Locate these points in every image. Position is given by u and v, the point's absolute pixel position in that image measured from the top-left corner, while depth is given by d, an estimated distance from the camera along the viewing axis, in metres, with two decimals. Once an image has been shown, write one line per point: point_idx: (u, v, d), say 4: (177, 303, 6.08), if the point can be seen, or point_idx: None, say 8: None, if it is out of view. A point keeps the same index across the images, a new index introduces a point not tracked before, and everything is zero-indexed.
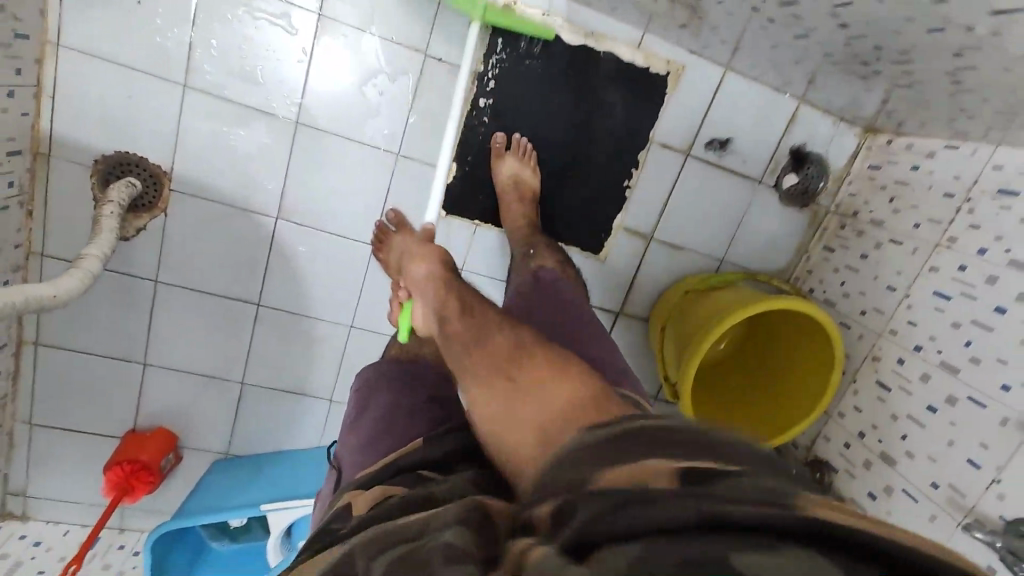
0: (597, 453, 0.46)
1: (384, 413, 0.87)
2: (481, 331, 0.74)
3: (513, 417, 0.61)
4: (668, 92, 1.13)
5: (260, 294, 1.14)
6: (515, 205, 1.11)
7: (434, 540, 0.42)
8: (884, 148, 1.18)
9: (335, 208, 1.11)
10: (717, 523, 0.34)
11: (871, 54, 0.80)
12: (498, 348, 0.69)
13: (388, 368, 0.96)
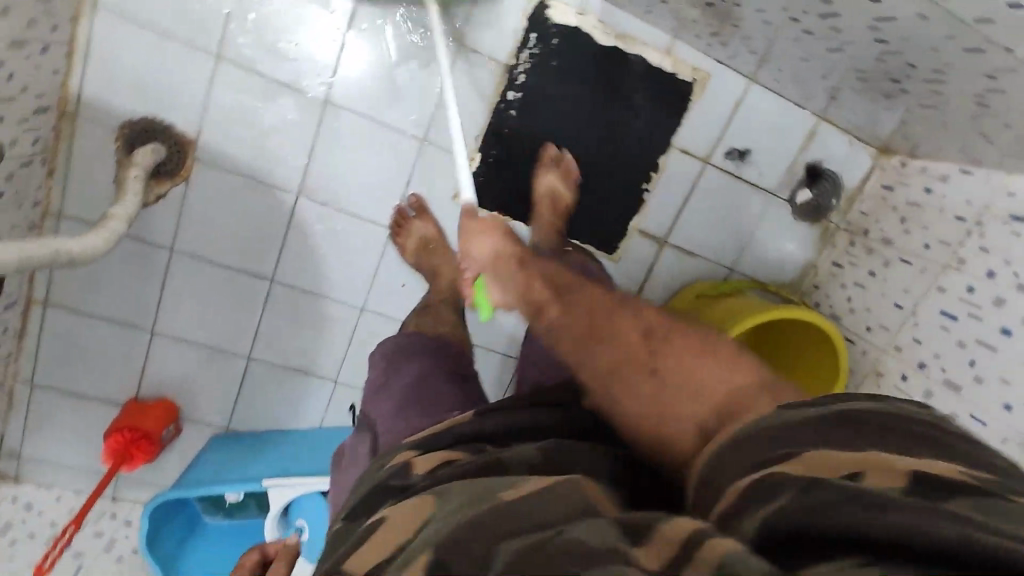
0: (792, 442, 0.47)
1: (412, 382, 0.90)
2: (620, 320, 0.71)
3: (663, 412, 0.61)
4: (693, 100, 1.14)
5: (274, 271, 1.14)
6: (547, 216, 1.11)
7: (563, 533, 0.40)
8: (897, 170, 1.18)
9: (354, 189, 1.11)
10: (924, 518, 0.35)
11: (902, 72, 0.80)
12: (626, 338, 0.69)
13: (411, 340, 0.99)
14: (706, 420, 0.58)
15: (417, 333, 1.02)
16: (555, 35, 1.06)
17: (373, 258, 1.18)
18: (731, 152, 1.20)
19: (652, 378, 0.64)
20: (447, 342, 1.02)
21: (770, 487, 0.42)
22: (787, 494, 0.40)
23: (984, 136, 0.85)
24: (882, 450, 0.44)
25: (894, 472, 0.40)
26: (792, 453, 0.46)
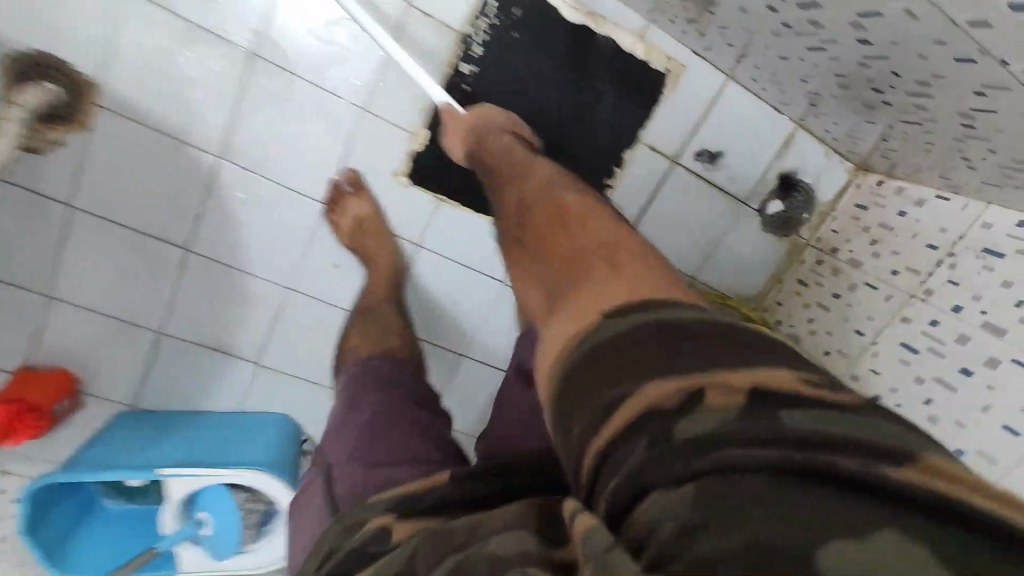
0: (613, 353, 0.46)
1: (369, 420, 0.91)
2: (538, 201, 0.74)
3: (553, 297, 0.59)
4: (663, 92, 1.05)
5: (190, 239, 1.03)
6: None
7: (483, 546, 0.44)
8: (872, 188, 1.11)
9: (283, 157, 1.01)
10: (752, 446, 0.38)
11: (885, 81, 0.72)
12: (540, 220, 0.70)
13: (377, 372, 1.00)
14: (562, 304, 0.56)
15: (381, 362, 1.02)
16: (518, 6, 0.95)
17: (304, 234, 1.08)
18: (701, 153, 1.11)
19: (545, 249, 0.66)
20: (415, 381, 1.01)
21: (612, 439, 0.42)
22: (626, 448, 0.41)
23: (965, 161, 0.78)
24: (721, 361, 0.44)
25: (708, 375, 0.42)
26: (621, 366, 0.45)
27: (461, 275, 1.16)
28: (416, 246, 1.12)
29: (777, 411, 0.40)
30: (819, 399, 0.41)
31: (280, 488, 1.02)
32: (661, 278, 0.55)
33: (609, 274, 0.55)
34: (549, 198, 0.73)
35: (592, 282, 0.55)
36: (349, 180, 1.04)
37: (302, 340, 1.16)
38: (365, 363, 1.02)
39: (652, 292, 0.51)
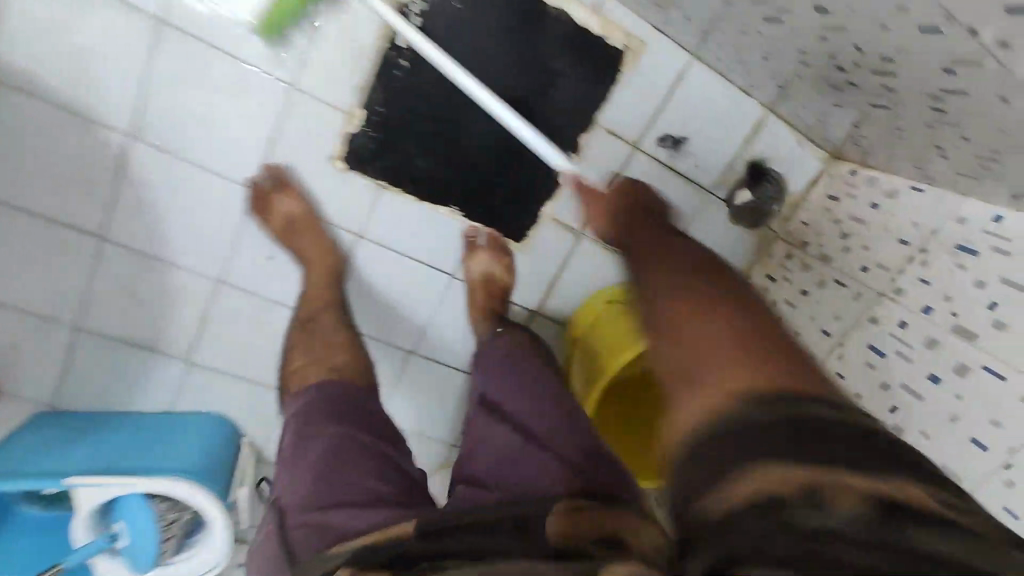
0: (740, 443, 0.47)
1: (320, 460, 0.82)
2: (680, 259, 0.71)
3: (685, 365, 0.56)
4: (622, 71, 0.97)
5: (105, 225, 0.95)
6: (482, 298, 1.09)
7: None
8: (846, 178, 1.04)
9: (203, 136, 0.93)
10: (860, 544, 0.41)
11: (847, 57, 0.65)
12: (700, 288, 0.64)
13: (330, 402, 0.90)
14: (695, 382, 0.54)
15: (332, 389, 0.92)
16: None
17: (233, 223, 0.99)
18: (664, 139, 1.04)
19: (660, 318, 0.62)
20: (369, 407, 0.92)
21: (721, 505, 0.45)
22: (727, 516, 0.44)
23: (937, 149, 0.72)
24: (866, 474, 0.46)
25: (844, 478, 0.45)
26: (752, 441, 0.47)
27: (407, 268, 1.08)
28: (358, 237, 1.04)
29: (907, 526, 0.42)
30: (944, 517, 0.44)
31: (204, 494, 0.95)
32: (795, 365, 0.54)
33: (764, 356, 0.54)
34: (689, 262, 0.70)
35: (716, 367, 0.53)
36: (270, 174, 0.96)
37: (235, 336, 1.08)
38: (316, 392, 0.92)
39: (781, 386, 0.50)
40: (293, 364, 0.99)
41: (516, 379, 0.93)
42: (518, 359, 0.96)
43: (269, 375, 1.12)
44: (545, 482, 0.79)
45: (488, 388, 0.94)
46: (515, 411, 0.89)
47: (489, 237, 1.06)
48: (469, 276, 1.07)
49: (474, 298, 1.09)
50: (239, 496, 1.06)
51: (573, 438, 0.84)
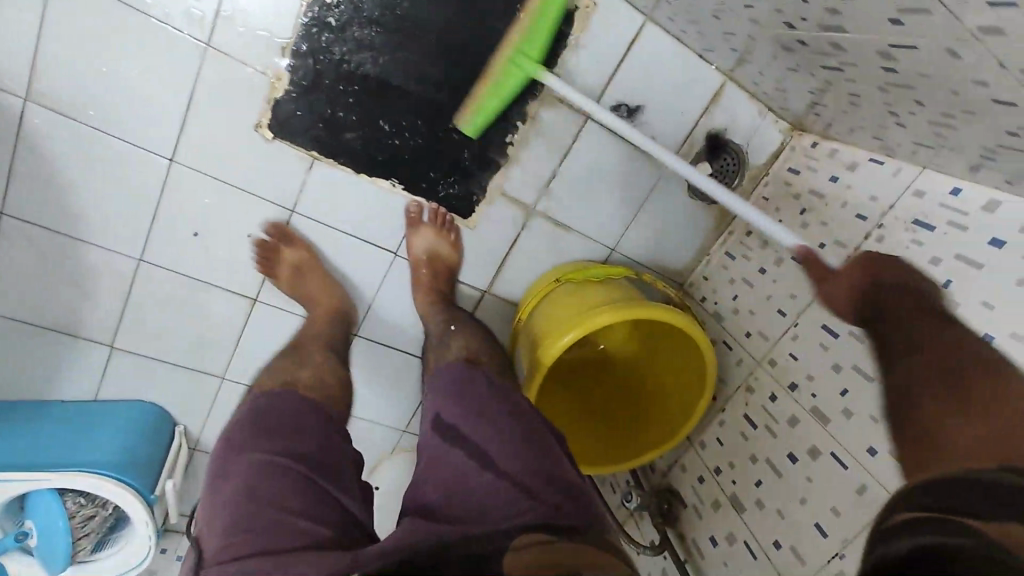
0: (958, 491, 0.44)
1: (241, 491, 0.68)
2: (931, 332, 0.56)
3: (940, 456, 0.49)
4: (572, 34, 0.91)
5: (5, 199, 0.87)
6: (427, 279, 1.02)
7: None
8: (807, 151, 0.99)
9: (110, 101, 0.84)
10: None
11: (796, 10, 0.60)
12: (934, 359, 0.54)
13: (262, 417, 0.78)
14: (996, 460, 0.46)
15: (269, 403, 0.80)
16: None
17: (150, 196, 0.91)
18: (619, 107, 0.98)
19: (938, 397, 0.52)
20: (302, 426, 0.77)
21: (924, 515, 0.44)
22: (936, 528, 0.41)
23: (892, 116, 0.67)
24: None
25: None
26: (967, 493, 0.44)
27: (346, 246, 1.02)
28: (290, 213, 0.97)
29: None
30: None
31: (120, 486, 0.92)
32: None
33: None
34: (952, 338, 0.55)
35: None
36: (275, 232, 0.97)
37: (161, 319, 1.01)
38: (251, 406, 0.80)
39: None
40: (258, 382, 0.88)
41: (474, 390, 0.77)
42: (472, 372, 0.81)
43: (201, 360, 1.05)
44: (497, 520, 0.63)
45: (438, 403, 0.77)
46: (472, 433, 0.72)
47: (433, 213, 1.00)
48: (411, 253, 1.01)
49: (418, 277, 1.02)
50: (166, 488, 1.00)
51: (538, 460, 0.69)
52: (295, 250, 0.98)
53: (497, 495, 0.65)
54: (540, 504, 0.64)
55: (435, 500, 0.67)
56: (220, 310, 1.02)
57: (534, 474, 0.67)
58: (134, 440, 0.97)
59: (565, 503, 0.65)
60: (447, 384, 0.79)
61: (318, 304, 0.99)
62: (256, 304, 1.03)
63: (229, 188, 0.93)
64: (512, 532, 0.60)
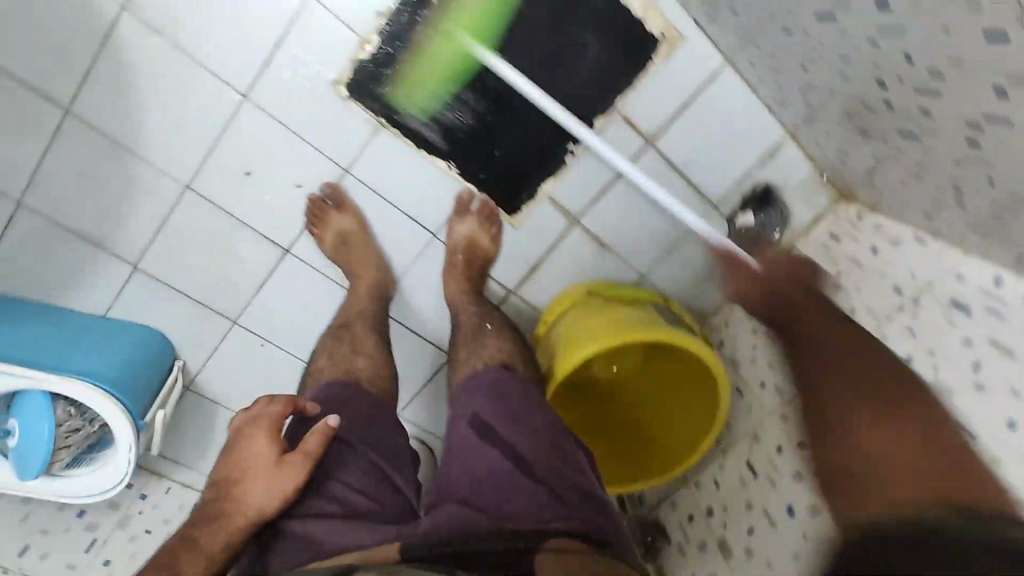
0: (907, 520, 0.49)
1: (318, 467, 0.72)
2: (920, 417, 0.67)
3: (900, 474, 0.62)
4: (653, 61, 0.93)
5: (73, 98, 0.87)
6: (462, 266, 1.03)
7: None
8: (850, 221, 1.02)
9: (204, 26, 0.85)
10: None
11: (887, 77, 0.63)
12: (913, 420, 0.67)
13: (340, 400, 0.80)
14: (931, 497, 0.58)
15: (341, 385, 0.82)
16: None
17: (214, 128, 0.92)
18: (682, 140, 1.01)
19: (896, 435, 0.66)
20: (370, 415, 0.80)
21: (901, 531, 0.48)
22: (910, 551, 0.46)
23: (954, 197, 0.70)
24: None
25: None
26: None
27: (391, 217, 1.02)
28: (344, 171, 0.98)
29: None
30: None
31: (112, 400, 0.89)
32: (917, 469, 0.62)
33: (954, 477, 0.60)
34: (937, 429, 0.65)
35: (969, 486, 0.58)
36: (329, 193, 0.99)
37: (192, 250, 1.00)
38: (323, 389, 0.82)
39: (980, 498, 0.56)
40: (316, 366, 0.89)
41: (511, 391, 0.76)
42: (490, 372, 0.80)
43: (221, 300, 1.05)
44: (525, 516, 0.62)
45: (474, 402, 0.75)
46: (503, 432, 0.70)
47: (484, 205, 1.01)
48: (452, 239, 1.02)
49: (452, 261, 1.03)
50: (156, 418, 0.98)
51: (565, 469, 0.68)
52: (340, 213, 0.99)
53: (526, 493, 0.63)
54: (577, 517, 0.62)
55: (460, 492, 0.66)
56: (251, 253, 1.02)
57: (559, 479, 0.66)
58: (136, 374, 0.94)
59: (588, 513, 0.63)
60: (480, 383, 0.78)
61: (351, 269, 1.00)
62: (286, 256, 1.04)
63: (291, 137, 0.94)
64: (545, 533, 0.59)
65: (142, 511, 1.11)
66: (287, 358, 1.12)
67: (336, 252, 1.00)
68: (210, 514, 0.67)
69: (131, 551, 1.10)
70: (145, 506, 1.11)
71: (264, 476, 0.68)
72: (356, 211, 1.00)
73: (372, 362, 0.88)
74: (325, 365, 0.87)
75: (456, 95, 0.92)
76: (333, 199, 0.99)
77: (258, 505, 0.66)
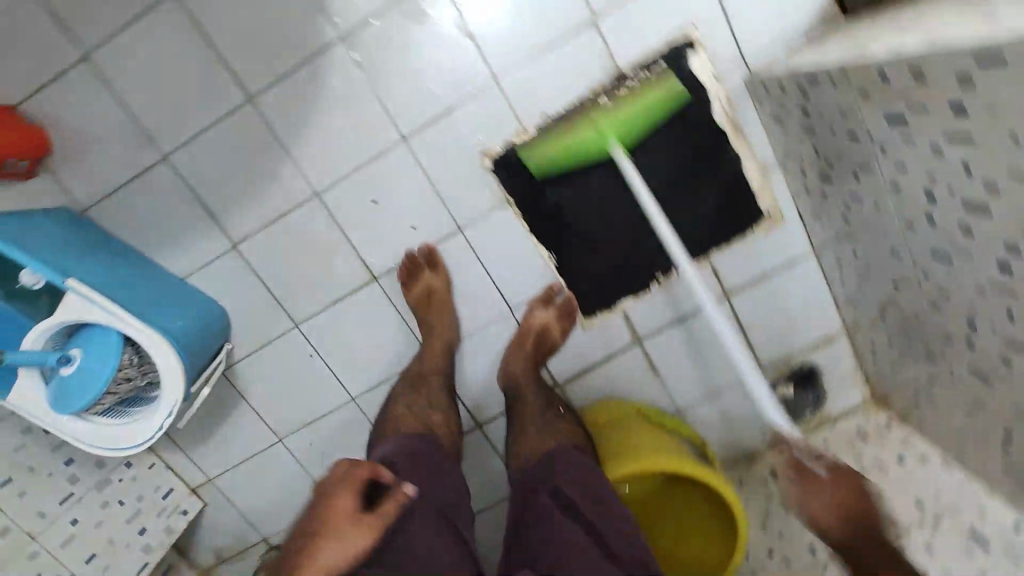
0: None
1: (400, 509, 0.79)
2: None
3: None
4: (752, 230, 1.05)
5: (261, 93, 0.97)
6: (528, 349, 1.08)
7: None
8: (880, 426, 1.11)
9: (396, 76, 0.97)
10: None
11: (965, 329, 0.74)
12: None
13: (419, 454, 0.90)
14: None
15: (417, 444, 0.93)
16: (681, 81, 0.96)
17: (364, 156, 1.00)
18: (755, 305, 1.10)
19: None
20: (442, 476, 0.89)
21: None
22: None
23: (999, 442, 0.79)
24: None
25: None
26: None
27: (480, 282, 1.09)
28: (457, 229, 1.05)
29: None
30: None
31: (177, 354, 0.88)
32: None
33: None
34: None
35: None
36: (426, 253, 1.06)
37: (291, 251, 1.06)
38: (401, 445, 0.92)
39: None
40: (392, 410, 1.01)
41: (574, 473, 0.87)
42: (565, 452, 0.90)
43: (294, 302, 1.09)
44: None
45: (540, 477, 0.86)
46: (584, 506, 0.80)
47: (567, 302, 1.08)
48: (528, 320, 1.08)
49: (521, 341, 1.08)
50: (200, 394, 0.99)
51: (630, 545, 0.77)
52: (432, 272, 1.06)
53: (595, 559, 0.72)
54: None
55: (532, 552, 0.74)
56: (343, 271, 1.07)
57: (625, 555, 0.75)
58: (197, 348, 0.96)
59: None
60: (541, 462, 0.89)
61: (432, 318, 1.07)
62: (370, 284, 1.08)
63: (424, 186, 1.02)
64: None
65: (121, 479, 1.08)
66: (328, 378, 1.14)
67: (417, 304, 1.06)
68: (288, 563, 0.67)
69: (98, 521, 1.02)
70: (127, 475, 1.09)
71: (343, 532, 0.69)
72: (444, 273, 1.07)
73: (444, 419, 1.02)
74: (405, 413, 1.00)
75: (579, 201, 1.02)
76: (432, 255, 1.06)
77: (333, 563, 0.67)
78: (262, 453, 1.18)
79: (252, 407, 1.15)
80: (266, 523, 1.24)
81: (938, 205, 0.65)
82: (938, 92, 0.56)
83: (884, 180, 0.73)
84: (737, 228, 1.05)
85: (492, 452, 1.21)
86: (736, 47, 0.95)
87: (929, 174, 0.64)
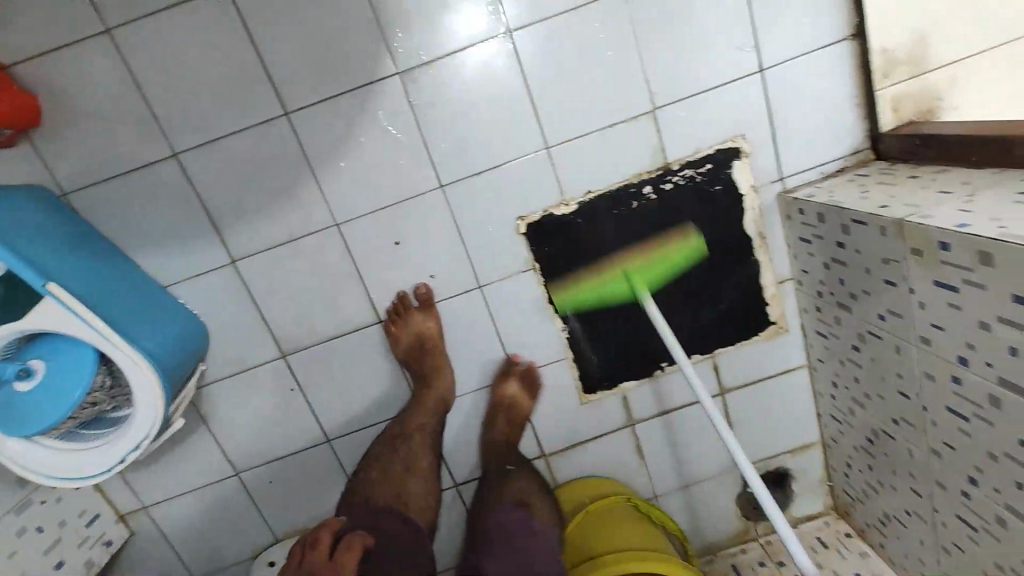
0: None
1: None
2: None
3: None
4: (758, 335, 1.08)
5: (301, 110, 0.91)
6: (502, 422, 1.07)
7: None
8: (841, 536, 1.16)
9: (448, 121, 0.93)
10: None
11: (959, 484, 0.77)
12: None
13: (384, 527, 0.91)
14: None
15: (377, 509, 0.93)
16: (721, 184, 0.99)
17: (396, 194, 0.96)
18: (747, 405, 1.13)
19: None
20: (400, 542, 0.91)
21: None
22: None
23: None
24: None
25: None
26: None
27: (488, 340, 1.05)
28: (475, 284, 1.01)
29: None
30: None
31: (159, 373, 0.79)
32: None
33: None
34: None
35: None
36: (418, 296, 1.00)
37: (296, 277, 0.98)
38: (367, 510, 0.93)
39: None
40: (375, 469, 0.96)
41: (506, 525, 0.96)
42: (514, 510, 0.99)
43: (286, 330, 1.00)
44: None
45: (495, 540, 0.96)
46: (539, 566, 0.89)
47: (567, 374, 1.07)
48: (493, 397, 1.06)
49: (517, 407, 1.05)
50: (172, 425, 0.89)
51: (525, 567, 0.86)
52: (422, 315, 1.00)
53: None
54: None
55: None
56: (347, 306, 1.00)
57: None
58: (176, 374, 0.86)
59: None
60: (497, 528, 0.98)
61: (431, 371, 1.01)
62: (373, 324, 1.02)
63: (453, 235, 0.98)
64: None
65: (44, 501, 0.94)
66: (306, 417, 1.05)
67: (407, 354, 1.00)
68: None
69: (12, 551, 0.87)
70: (51, 496, 0.96)
71: None
72: (435, 320, 1.02)
73: (424, 488, 0.98)
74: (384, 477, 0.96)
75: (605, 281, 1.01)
76: (432, 309, 1.01)
77: None
78: (214, 485, 1.07)
79: (213, 434, 1.04)
80: (200, 560, 1.12)
81: (969, 369, 0.69)
82: (1004, 277, 0.60)
83: (913, 331, 0.77)
84: (745, 330, 1.08)
85: (462, 513, 1.15)
86: (777, 165, 0.99)
87: (968, 342, 0.67)
